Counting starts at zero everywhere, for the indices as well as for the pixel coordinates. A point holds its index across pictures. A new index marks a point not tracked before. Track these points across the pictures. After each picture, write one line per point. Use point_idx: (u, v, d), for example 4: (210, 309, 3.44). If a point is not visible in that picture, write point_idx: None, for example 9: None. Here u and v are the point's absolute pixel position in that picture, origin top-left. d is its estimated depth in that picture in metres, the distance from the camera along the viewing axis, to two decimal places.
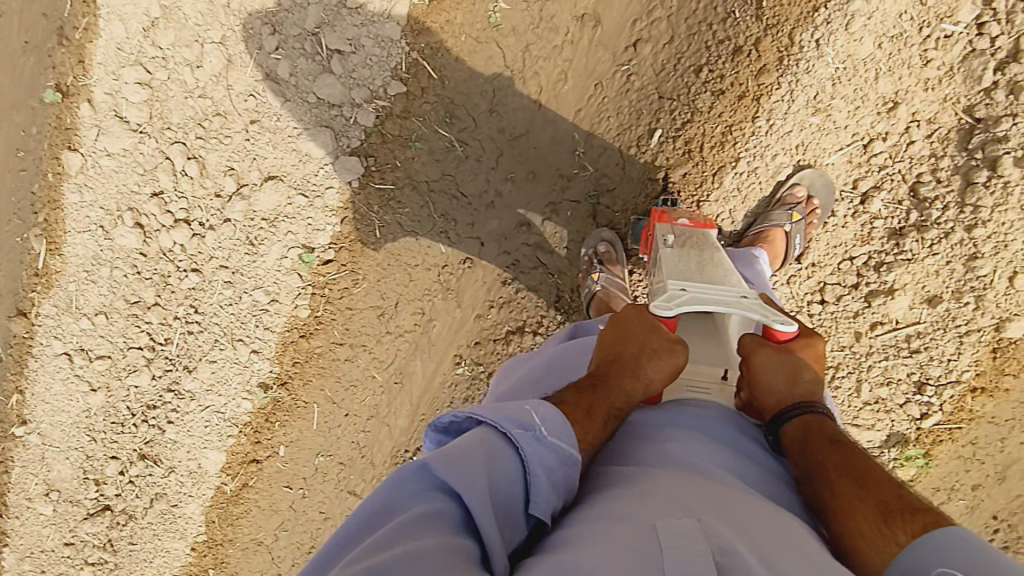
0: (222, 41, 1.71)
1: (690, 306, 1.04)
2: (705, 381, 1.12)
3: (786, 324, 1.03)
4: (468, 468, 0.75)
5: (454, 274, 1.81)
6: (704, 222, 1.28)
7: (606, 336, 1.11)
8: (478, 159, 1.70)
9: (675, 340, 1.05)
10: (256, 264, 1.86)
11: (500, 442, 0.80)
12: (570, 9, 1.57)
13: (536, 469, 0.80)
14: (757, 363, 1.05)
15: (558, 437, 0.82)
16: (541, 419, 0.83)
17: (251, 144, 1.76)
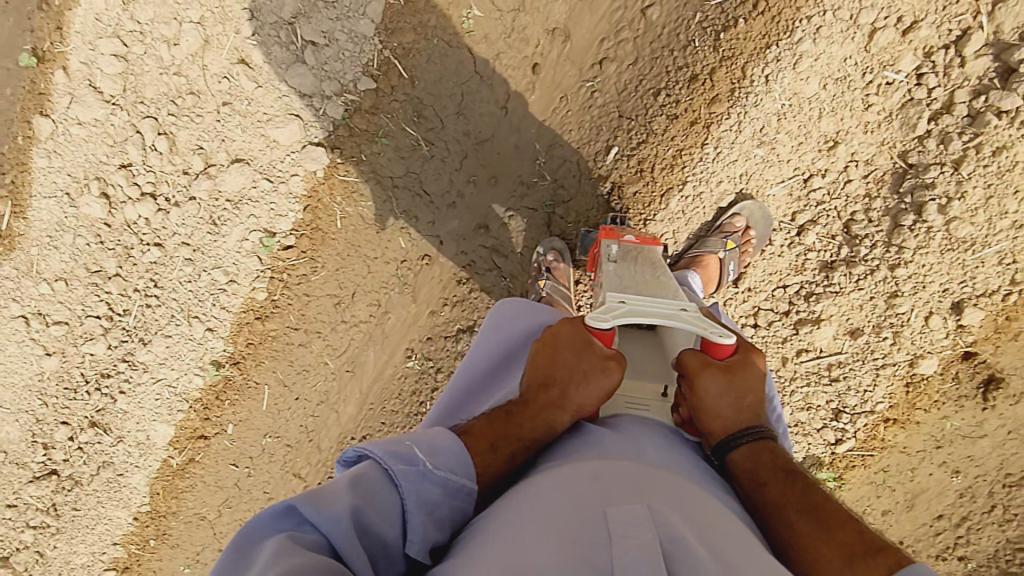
0: (200, 21, 1.73)
1: (628, 316, 1.06)
2: (644, 399, 1.12)
3: (721, 337, 1.03)
4: (339, 504, 0.79)
5: (411, 270, 1.85)
6: (650, 239, 1.29)
7: (539, 356, 1.09)
8: (442, 160, 1.74)
9: (605, 362, 1.04)
10: (218, 243, 1.89)
11: (382, 481, 0.84)
12: (542, 22, 1.61)
13: (413, 505, 0.84)
14: (703, 387, 1.02)
15: (442, 471, 0.88)
16: (426, 453, 0.89)
17: (222, 126, 1.79)
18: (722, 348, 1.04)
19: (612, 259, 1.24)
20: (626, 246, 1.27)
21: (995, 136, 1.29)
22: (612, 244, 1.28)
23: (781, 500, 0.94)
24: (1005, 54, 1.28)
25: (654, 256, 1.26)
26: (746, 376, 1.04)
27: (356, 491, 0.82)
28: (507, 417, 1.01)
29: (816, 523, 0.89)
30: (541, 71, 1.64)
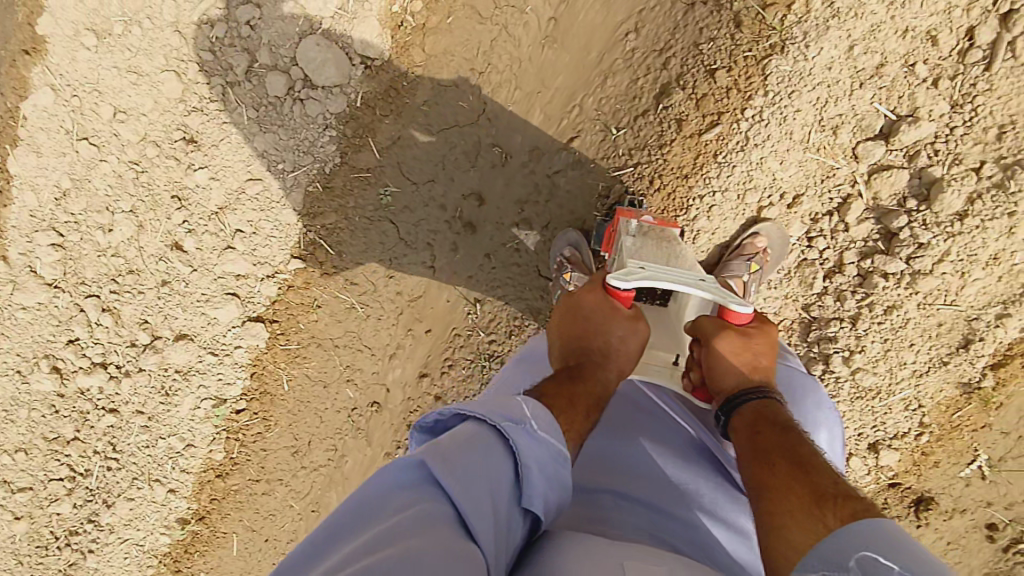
0: (133, 210, 1.77)
1: (648, 279, 1.00)
2: (657, 365, 1.13)
3: (739, 304, 1.01)
4: (462, 467, 0.71)
5: (363, 416, 1.89)
6: (668, 223, 1.26)
7: (567, 325, 1.08)
8: (379, 318, 1.79)
9: (635, 321, 1.05)
10: (170, 413, 1.92)
11: (491, 433, 0.76)
12: (457, 189, 1.66)
13: (529, 460, 0.75)
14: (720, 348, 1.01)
15: (547, 432, 0.79)
16: (531, 414, 0.80)
17: (162, 303, 1.83)
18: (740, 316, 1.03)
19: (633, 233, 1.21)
20: (648, 225, 1.24)
21: (884, 296, 1.37)
22: (633, 222, 1.25)
23: (771, 447, 0.89)
24: (886, 218, 1.35)
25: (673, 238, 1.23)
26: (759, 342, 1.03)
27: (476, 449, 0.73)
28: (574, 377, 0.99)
29: (797, 470, 0.84)
30: (463, 232, 1.69)
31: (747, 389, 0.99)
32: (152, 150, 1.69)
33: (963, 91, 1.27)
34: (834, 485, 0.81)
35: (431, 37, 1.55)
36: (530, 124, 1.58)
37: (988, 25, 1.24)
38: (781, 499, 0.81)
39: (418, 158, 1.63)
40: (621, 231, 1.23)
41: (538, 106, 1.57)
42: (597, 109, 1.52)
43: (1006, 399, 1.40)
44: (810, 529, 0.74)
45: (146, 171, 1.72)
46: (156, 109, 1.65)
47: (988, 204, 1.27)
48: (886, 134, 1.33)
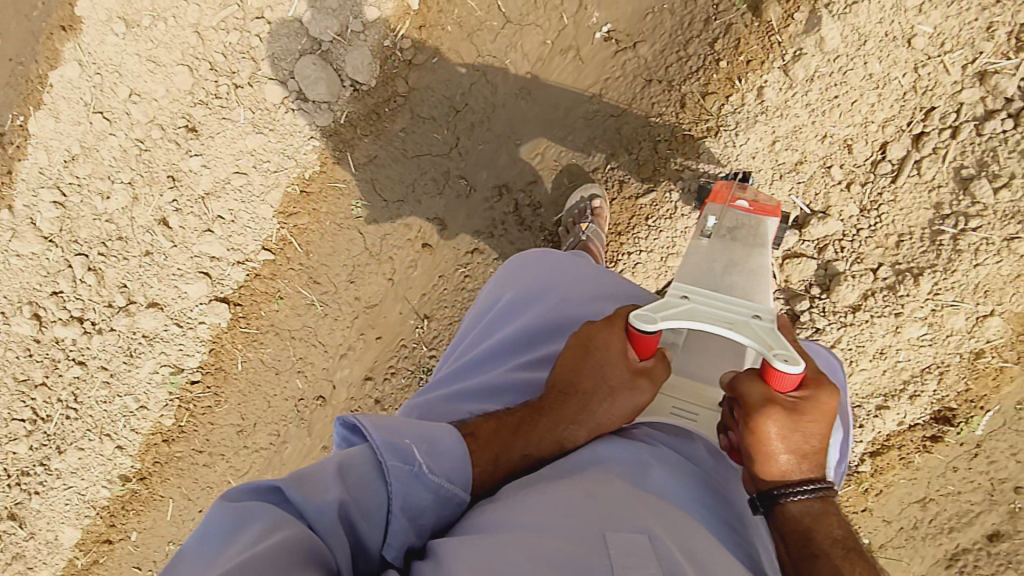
0: (131, 183, 1.94)
1: (681, 317, 0.90)
2: (694, 406, 1.01)
3: (784, 365, 0.84)
4: (326, 492, 0.76)
5: (307, 407, 2.00)
6: (766, 208, 1.23)
7: (567, 357, 1.01)
8: (335, 318, 1.93)
9: (636, 378, 0.94)
10: (131, 373, 2.05)
11: (369, 468, 0.80)
12: (424, 212, 1.80)
13: (400, 506, 0.80)
14: (759, 426, 0.85)
15: (437, 477, 0.82)
16: (423, 449, 0.83)
17: (143, 271, 1.98)
18: (786, 379, 0.85)
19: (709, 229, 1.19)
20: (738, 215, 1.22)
21: None
22: (718, 210, 1.24)
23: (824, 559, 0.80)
24: (793, 299, 1.46)
25: (764, 230, 1.21)
26: (812, 414, 0.86)
27: (348, 481, 0.78)
28: (516, 425, 0.96)
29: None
30: (423, 251, 1.84)
31: (794, 481, 0.86)
32: (158, 132, 1.86)
33: (872, 197, 1.40)
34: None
35: (416, 72, 1.70)
36: (497, 163, 1.74)
37: (900, 142, 1.37)
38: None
39: (392, 178, 1.78)
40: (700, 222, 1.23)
41: (507, 148, 1.72)
42: (557, 159, 1.68)
43: (885, 487, 1.50)
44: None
45: (149, 151, 1.90)
46: (167, 96, 1.83)
47: (879, 302, 1.39)
48: (799, 226, 1.44)
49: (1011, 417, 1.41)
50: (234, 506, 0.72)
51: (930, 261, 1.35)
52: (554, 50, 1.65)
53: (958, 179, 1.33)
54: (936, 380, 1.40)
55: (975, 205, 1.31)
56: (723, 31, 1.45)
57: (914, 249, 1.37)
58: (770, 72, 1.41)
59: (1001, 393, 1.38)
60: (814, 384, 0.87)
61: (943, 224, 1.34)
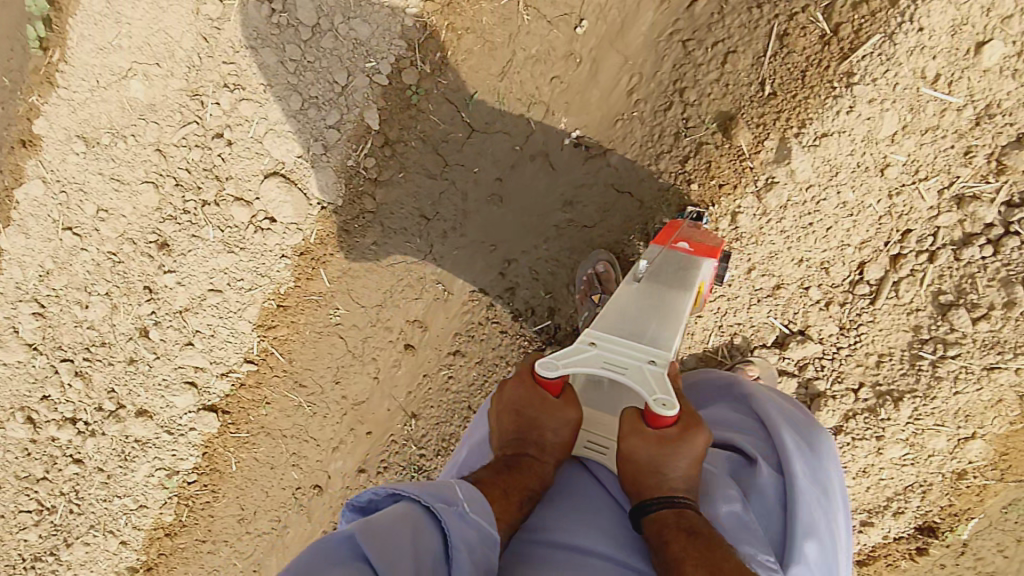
0: (108, 293, 1.90)
1: (581, 365, 0.93)
2: (606, 437, 1.02)
3: (662, 409, 0.88)
4: (390, 538, 0.73)
5: (306, 494, 1.96)
6: (704, 250, 1.16)
7: (504, 416, 1.01)
8: (324, 416, 1.89)
9: (566, 405, 0.96)
10: (127, 476, 2.03)
11: (421, 514, 0.78)
12: (403, 314, 1.76)
13: (457, 541, 0.77)
14: (625, 446, 0.91)
15: (479, 516, 0.82)
16: (463, 496, 0.83)
17: (129, 377, 1.96)
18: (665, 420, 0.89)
19: (641, 273, 1.12)
20: (676, 254, 1.16)
21: None
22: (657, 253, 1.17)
23: (675, 552, 0.81)
24: None
25: (700, 270, 1.13)
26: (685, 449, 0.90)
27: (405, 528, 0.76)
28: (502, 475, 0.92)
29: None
30: (405, 351, 1.79)
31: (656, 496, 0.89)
32: (129, 247, 1.83)
33: (851, 317, 1.35)
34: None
35: (383, 188, 1.64)
36: (474, 266, 1.67)
37: (878, 262, 1.32)
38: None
39: (368, 286, 1.74)
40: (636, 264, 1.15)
41: (481, 254, 1.66)
42: (530, 266, 1.64)
43: None
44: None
45: (123, 263, 1.86)
46: (134, 212, 1.80)
47: (860, 424, 1.37)
48: (779, 345, 1.40)
49: (996, 518, 1.40)
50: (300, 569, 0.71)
51: (910, 385, 1.33)
52: (524, 155, 1.58)
53: (937, 303, 1.30)
54: (920, 496, 1.39)
55: (954, 332, 1.28)
56: (693, 150, 1.41)
57: (894, 370, 1.34)
58: (744, 197, 1.36)
59: (986, 503, 1.37)
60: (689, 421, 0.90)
61: (922, 349, 1.31)
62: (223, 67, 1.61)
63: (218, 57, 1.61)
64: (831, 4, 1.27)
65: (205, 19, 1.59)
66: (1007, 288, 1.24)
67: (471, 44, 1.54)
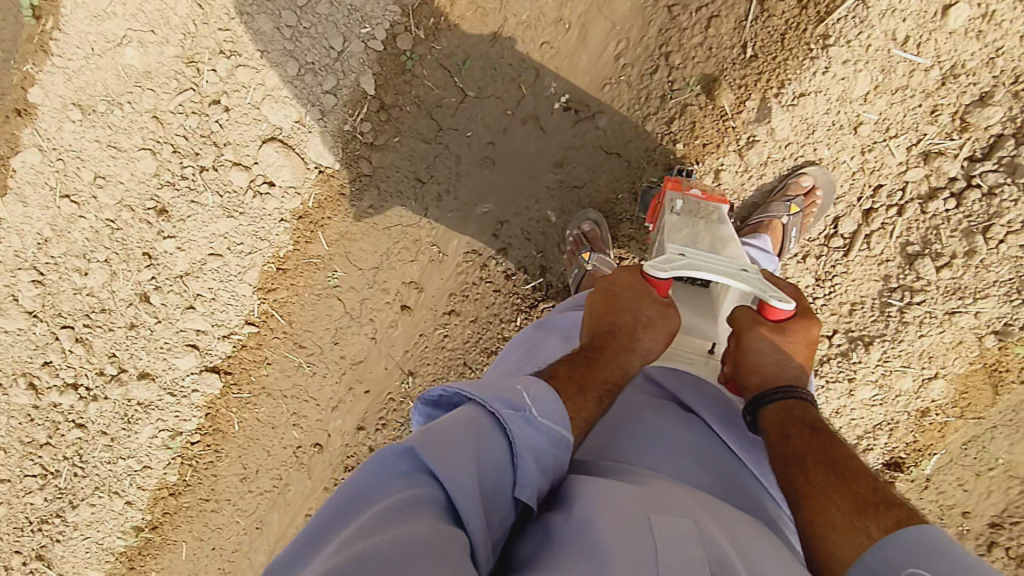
0: (107, 260, 1.94)
1: (686, 268, 1.03)
2: (689, 352, 1.14)
3: (780, 301, 1.00)
4: (456, 448, 0.74)
5: (306, 453, 2.04)
6: (716, 197, 1.27)
7: (597, 308, 1.11)
8: (323, 375, 1.96)
9: (667, 307, 1.06)
10: (131, 438, 2.09)
11: (487, 422, 0.79)
12: (400, 275, 1.82)
13: (522, 450, 0.79)
14: (747, 342, 1.03)
15: (548, 419, 0.82)
16: (531, 400, 0.83)
17: (131, 342, 2.00)
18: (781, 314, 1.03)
19: (677, 211, 1.23)
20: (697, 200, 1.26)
21: None
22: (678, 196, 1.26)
23: (799, 449, 0.93)
24: None
25: (720, 213, 1.24)
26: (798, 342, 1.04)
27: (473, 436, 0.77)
28: (585, 365, 0.98)
29: (832, 475, 0.89)
30: (402, 311, 1.86)
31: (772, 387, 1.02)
32: (127, 214, 1.86)
33: (826, 268, 1.44)
34: (873, 491, 0.87)
35: (378, 152, 1.69)
36: (467, 229, 1.74)
37: (851, 217, 1.41)
38: (821, 505, 0.87)
39: (365, 249, 1.80)
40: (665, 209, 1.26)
41: (475, 217, 1.72)
42: (522, 227, 1.70)
43: None
44: (853, 537, 0.81)
45: (121, 230, 1.90)
46: (132, 179, 1.83)
47: (834, 368, 1.47)
48: None
49: (957, 454, 1.50)
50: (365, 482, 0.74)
51: (880, 330, 1.43)
52: (514, 119, 1.63)
53: (905, 254, 1.39)
54: (887, 434, 1.50)
55: (920, 280, 1.38)
56: (678, 111, 1.47)
57: (866, 317, 1.43)
58: (726, 156, 1.44)
59: (946, 440, 1.48)
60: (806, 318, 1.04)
61: (891, 297, 1.41)
62: (218, 34, 1.64)
63: (213, 23, 1.64)
64: None
65: None
66: (968, 238, 1.33)
67: (464, 10, 1.59)
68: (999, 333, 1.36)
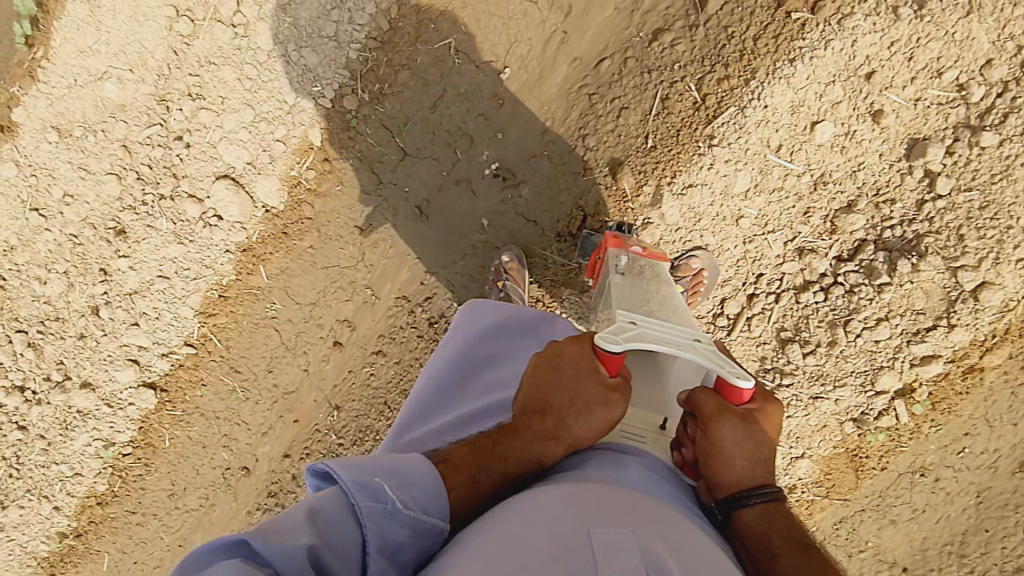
0: (66, 272, 2.05)
1: (641, 342, 0.97)
2: (641, 429, 1.05)
3: (742, 382, 0.96)
4: (297, 539, 0.75)
5: (234, 476, 2.12)
6: (656, 254, 1.31)
7: (535, 375, 1.05)
8: (256, 402, 2.05)
9: (609, 393, 0.98)
10: (66, 444, 2.14)
11: (343, 512, 0.82)
12: (335, 313, 1.94)
13: (374, 547, 0.82)
14: (719, 434, 0.96)
15: (411, 511, 0.85)
16: (393, 487, 0.85)
17: (77, 352, 2.09)
18: (743, 395, 0.98)
19: (620, 271, 1.26)
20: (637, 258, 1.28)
21: None
22: (622, 254, 1.29)
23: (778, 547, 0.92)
24: None
25: (662, 273, 1.27)
26: (764, 428, 0.99)
27: (323, 525, 0.79)
28: (491, 446, 0.99)
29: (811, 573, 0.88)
30: (334, 348, 1.97)
31: (749, 484, 0.97)
32: (89, 231, 2.00)
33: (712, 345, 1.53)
34: None
35: (322, 198, 1.81)
36: (398, 277, 1.87)
37: (735, 300, 1.50)
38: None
39: (304, 285, 1.91)
40: (609, 267, 1.28)
41: (407, 266, 1.85)
42: (449, 280, 1.82)
43: None
44: None
45: (82, 245, 2.02)
46: (97, 200, 1.97)
47: None
48: None
49: (828, 534, 1.54)
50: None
51: None
52: (449, 180, 1.76)
53: (779, 338, 1.48)
54: None
55: (790, 364, 1.48)
56: (587, 189, 1.62)
57: None
58: (625, 234, 1.57)
59: (814, 518, 1.52)
60: (763, 397, 1.01)
61: (766, 377, 1.51)
62: (188, 79, 1.78)
63: (184, 69, 1.78)
64: (702, 76, 1.47)
65: (177, 34, 1.76)
66: (831, 329, 1.44)
67: (406, 80, 1.69)
68: (856, 420, 1.47)
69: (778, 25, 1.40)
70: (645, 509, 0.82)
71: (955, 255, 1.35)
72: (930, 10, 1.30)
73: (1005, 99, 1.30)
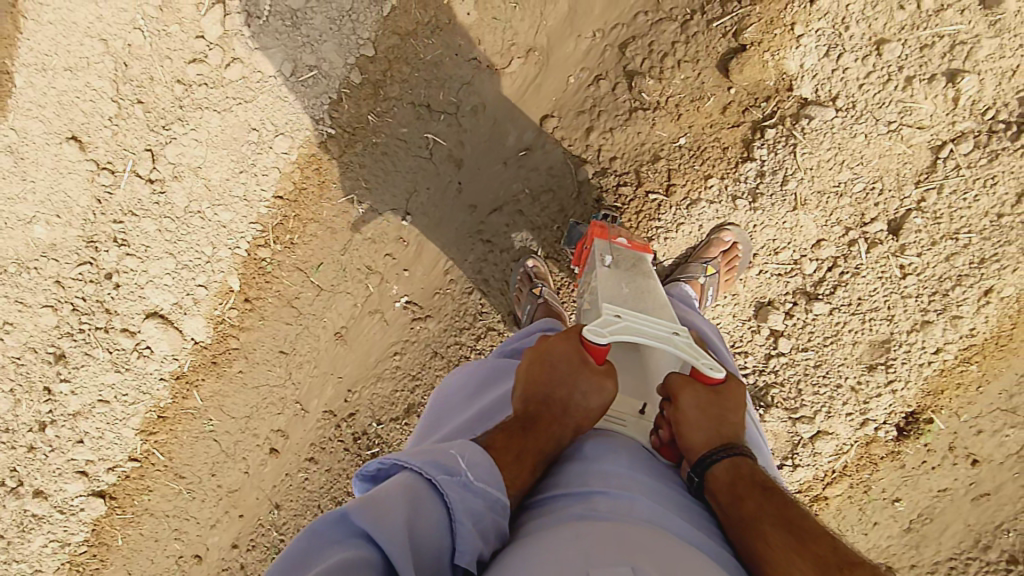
0: (12, 390, 1.95)
1: (622, 333, 1.06)
2: (622, 413, 1.12)
3: (711, 371, 1.05)
4: (395, 516, 0.77)
5: (188, 562, 2.04)
6: (641, 246, 1.41)
7: (531, 370, 1.08)
8: (201, 500, 2.02)
9: (602, 378, 1.03)
10: (22, 547, 2.01)
11: (423, 487, 0.83)
12: (268, 424, 1.96)
13: (459, 513, 0.83)
14: (689, 405, 1.04)
15: (481, 483, 0.86)
16: (466, 464, 0.87)
17: (20, 464, 1.98)
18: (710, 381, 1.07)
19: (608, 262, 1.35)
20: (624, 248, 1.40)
21: None
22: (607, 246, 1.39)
23: (755, 514, 0.93)
24: None
25: (645, 263, 1.38)
26: (732, 402, 1.07)
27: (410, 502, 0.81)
28: (521, 434, 1.00)
29: (790, 536, 0.89)
30: (270, 453, 1.98)
31: (715, 446, 1.02)
32: (30, 355, 1.93)
33: None
34: (833, 550, 0.87)
35: (247, 331, 1.92)
36: (323, 394, 1.93)
37: None
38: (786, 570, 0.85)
39: (237, 402, 1.96)
40: (597, 260, 1.37)
41: (331, 383, 1.92)
42: (370, 399, 1.89)
43: None
44: None
45: (25, 364, 1.94)
46: (35, 329, 1.93)
47: None
48: None
49: None
50: (313, 543, 0.75)
51: None
52: (364, 311, 1.87)
53: None
54: None
55: None
56: (484, 332, 1.77)
57: None
58: None
59: None
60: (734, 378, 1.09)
61: None
62: (112, 226, 1.87)
63: (108, 215, 1.87)
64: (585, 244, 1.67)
65: (98, 185, 1.85)
66: None
67: (314, 230, 1.84)
68: None
69: (639, 202, 1.57)
70: (658, 537, 0.80)
71: (795, 407, 1.54)
72: (761, 204, 1.49)
73: (834, 273, 1.48)
